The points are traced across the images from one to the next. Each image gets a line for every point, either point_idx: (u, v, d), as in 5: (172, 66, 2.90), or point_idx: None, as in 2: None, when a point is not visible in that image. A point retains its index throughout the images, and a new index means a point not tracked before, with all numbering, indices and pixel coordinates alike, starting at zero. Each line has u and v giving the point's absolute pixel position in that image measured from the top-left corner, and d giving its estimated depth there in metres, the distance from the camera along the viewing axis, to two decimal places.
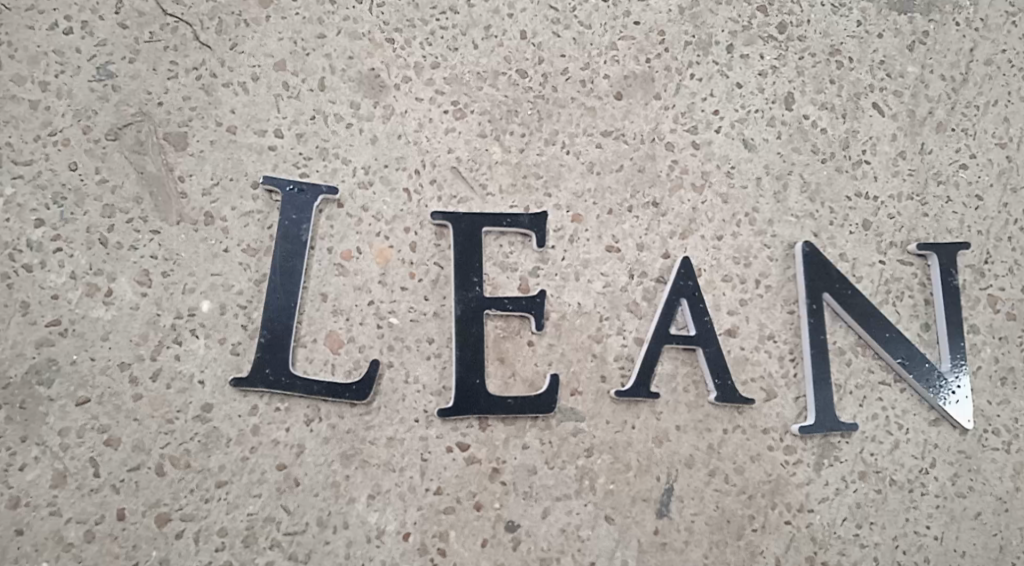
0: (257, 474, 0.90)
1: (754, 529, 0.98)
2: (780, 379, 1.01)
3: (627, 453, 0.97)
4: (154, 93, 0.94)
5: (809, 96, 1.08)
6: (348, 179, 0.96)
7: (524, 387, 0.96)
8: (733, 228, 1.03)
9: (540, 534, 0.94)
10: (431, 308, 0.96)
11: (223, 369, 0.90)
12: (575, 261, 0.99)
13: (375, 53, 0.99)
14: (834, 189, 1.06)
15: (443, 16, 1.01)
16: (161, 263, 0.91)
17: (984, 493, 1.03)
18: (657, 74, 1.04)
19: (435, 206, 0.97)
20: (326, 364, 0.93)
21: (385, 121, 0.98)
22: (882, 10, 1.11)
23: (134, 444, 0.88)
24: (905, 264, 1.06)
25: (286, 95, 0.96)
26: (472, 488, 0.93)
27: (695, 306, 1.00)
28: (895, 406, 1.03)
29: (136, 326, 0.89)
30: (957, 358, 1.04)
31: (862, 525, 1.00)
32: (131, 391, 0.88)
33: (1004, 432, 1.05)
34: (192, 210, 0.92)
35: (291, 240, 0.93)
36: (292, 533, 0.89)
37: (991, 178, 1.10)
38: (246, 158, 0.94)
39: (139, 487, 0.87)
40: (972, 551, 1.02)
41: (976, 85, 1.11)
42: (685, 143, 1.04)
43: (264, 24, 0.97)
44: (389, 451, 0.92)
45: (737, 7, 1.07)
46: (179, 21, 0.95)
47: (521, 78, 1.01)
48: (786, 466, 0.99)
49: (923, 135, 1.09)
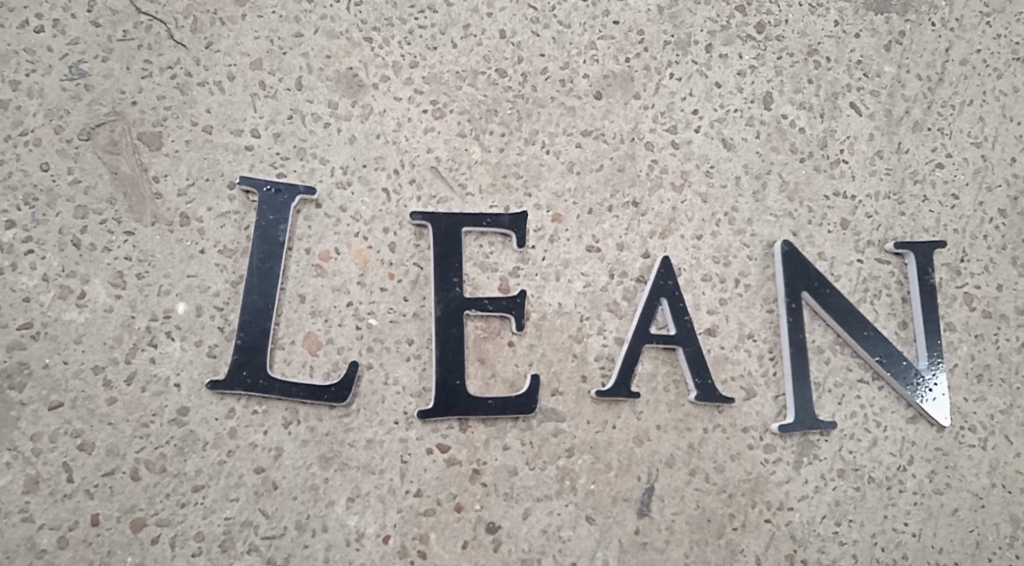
0: (235, 478, 0.89)
1: (734, 528, 0.98)
2: (760, 378, 1.02)
3: (607, 453, 0.97)
4: (128, 92, 0.92)
5: (788, 95, 1.08)
6: (326, 180, 0.95)
7: (504, 387, 0.96)
8: (713, 228, 1.03)
9: (521, 535, 0.94)
10: (410, 308, 0.95)
11: (200, 372, 0.89)
12: (555, 261, 0.99)
13: (353, 52, 0.98)
14: (812, 188, 1.07)
15: (422, 15, 1.00)
16: (136, 265, 0.90)
17: (961, 489, 1.04)
18: (636, 74, 1.04)
19: (414, 206, 0.97)
20: (305, 366, 0.92)
21: (363, 121, 0.97)
22: (859, 10, 1.11)
23: (109, 449, 0.87)
24: (883, 263, 1.07)
25: (262, 94, 0.95)
26: (453, 489, 0.93)
27: (675, 305, 1.00)
28: (873, 404, 1.04)
29: (110, 329, 0.88)
30: (934, 356, 1.05)
31: (841, 523, 1.01)
32: (105, 395, 0.87)
33: (980, 429, 1.06)
34: (167, 211, 0.91)
35: (269, 240, 0.92)
36: (270, 537, 0.89)
37: (967, 177, 1.11)
38: (222, 158, 0.93)
39: (113, 492, 0.86)
40: (950, 547, 1.03)
41: (951, 85, 1.12)
42: (665, 143, 1.04)
43: (240, 22, 0.96)
44: (369, 453, 0.92)
45: (716, 7, 1.07)
46: (153, 20, 0.94)
47: (500, 77, 1.01)
48: (765, 465, 1.00)
49: (900, 134, 1.10)
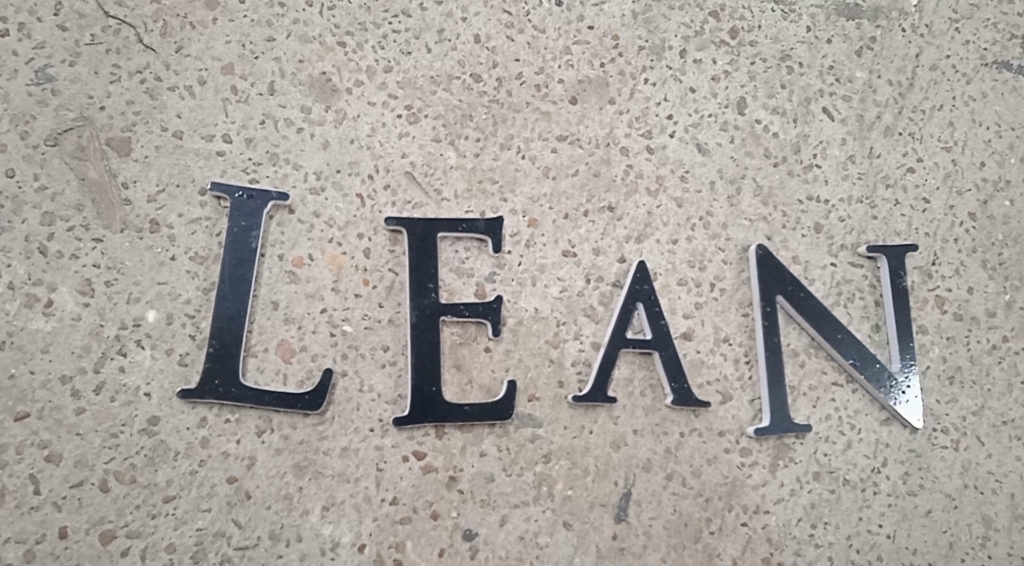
0: (207, 488, 0.87)
1: (711, 531, 0.98)
2: (736, 382, 1.02)
3: (584, 458, 0.97)
4: (96, 97, 0.91)
5: (761, 100, 1.09)
6: (299, 185, 0.94)
7: (481, 394, 0.95)
8: (688, 232, 1.04)
9: (498, 542, 0.93)
10: (385, 315, 0.94)
11: (170, 381, 0.88)
12: (532, 266, 0.99)
13: (327, 56, 0.97)
14: (786, 193, 1.08)
15: (396, 20, 0.99)
16: (104, 272, 0.88)
17: (934, 491, 1.05)
18: (612, 79, 1.04)
19: (389, 212, 0.96)
20: (278, 374, 0.91)
21: (337, 126, 0.96)
22: (831, 16, 1.12)
23: (76, 460, 0.85)
24: (856, 266, 1.08)
25: (234, 98, 0.94)
26: (429, 497, 0.92)
27: (651, 310, 1.00)
28: (847, 407, 1.04)
29: (78, 337, 0.86)
30: (907, 358, 1.06)
31: (817, 525, 1.01)
32: (72, 405, 0.85)
33: (953, 430, 1.07)
34: (137, 218, 0.90)
35: (241, 247, 0.91)
36: (243, 548, 0.87)
37: (938, 181, 1.12)
38: (193, 163, 0.92)
39: (82, 504, 0.84)
40: (924, 548, 1.04)
41: (922, 91, 1.13)
42: (640, 147, 1.04)
43: (211, 27, 0.95)
44: (344, 461, 0.91)
45: (690, 12, 1.08)
46: (121, 24, 0.93)
47: (475, 82, 1.01)
48: (742, 468, 1.00)
49: (872, 139, 1.11)
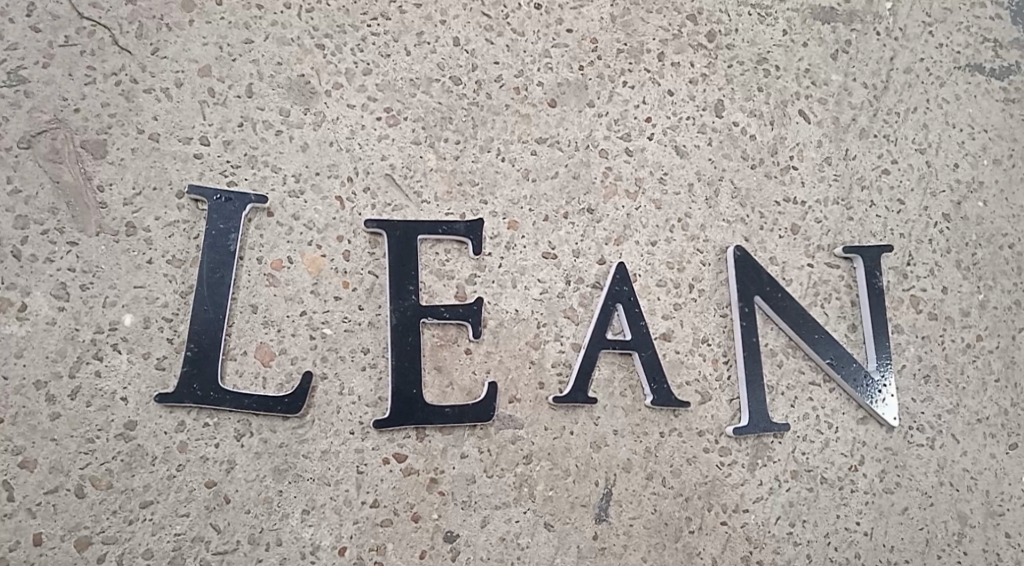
0: (185, 493, 0.87)
1: (691, 531, 0.99)
2: (715, 382, 1.03)
3: (565, 459, 0.97)
4: (70, 99, 0.90)
5: (739, 103, 1.10)
6: (278, 188, 0.94)
7: (461, 395, 0.95)
8: (667, 234, 1.04)
9: (479, 543, 0.93)
10: (365, 317, 0.94)
11: (148, 385, 0.87)
12: (512, 267, 0.99)
13: (305, 58, 0.97)
14: (763, 194, 1.09)
15: (374, 22, 0.99)
16: (80, 275, 0.87)
17: (911, 488, 1.06)
18: (590, 82, 1.05)
19: (369, 214, 0.96)
20: (257, 377, 0.90)
21: (316, 128, 0.96)
22: (806, 19, 1.14)
23: (51, 466, 0.84)
24: (833, 267, 1.09)
25: (211, 101, 0.93)
26: (410, 499, 0.92)
27: (630, 311, 1.00)
28: (825, 406, 1.05)
29: (53, 342, 0.86)
30: (883, 357, 1.07)
31: (795, 524, 1.02)
32: (47, 410, 0.84)
33: (928, 428, 1.08)
34: (113, 220, 0.89)
35: (219, 250, 0.91)
36: (222, 552, 0.87)
37: (913, 182, 1.14)
38: (170, 166, 0.91)
39: (57, 510, 0.84)
40: (901, 545, 1.05)
41: (896, 93, 1.15)
42: (619, 150, 1.05)
43: (188, 29, 0.94)
44: (324, 464, 0.90)
45: (667, 16, 1.08)
46: (96, 25, 0.92)
47: (454, 84, 1.01)
48: (721, 467, 1.01)
49: (848, 141, 1.12)
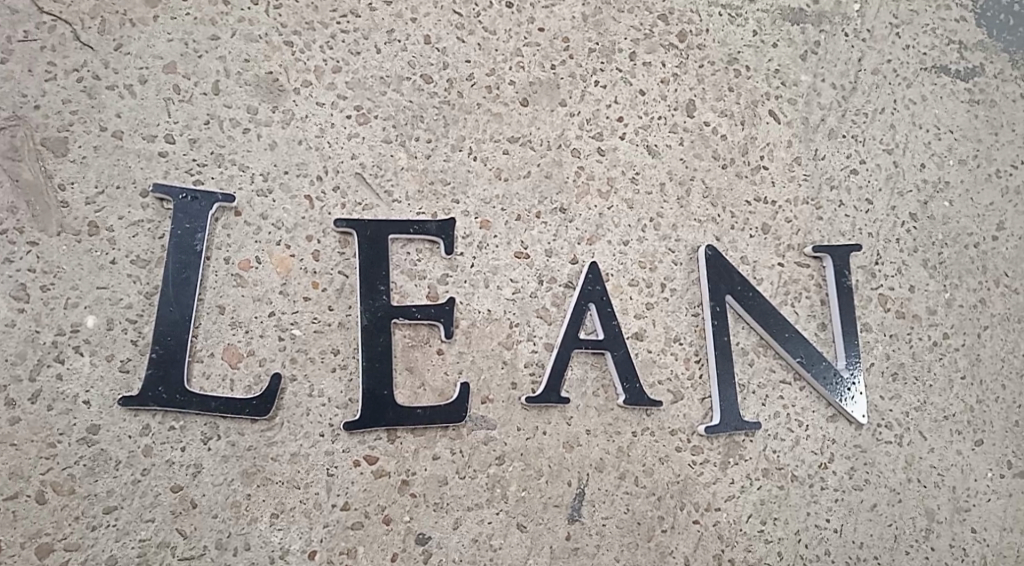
0: (150, 498, 0.85)
1: (664, 530, 0.99)
2: (687, 381, 1.03)
3: (538, 459, 0.97)
4: (30, 95, 0.88)
5: (709, 103, 1.10)
6: (245, 187, 0.92)
7: (433, 396, 0.95)
8: (639, 233, 1.04)
9: (451, 545, 0.93)
10: (335, 318, 0.93)
11: (111, 388, 0.85)
12: (484, 267, 0.98)
13: (273, 56, 0.95)
14: (734, 193, 1.09)
15: (344, 19, 0.98)
16: (40, 276, 0.85)
17: (879, 485, 1.08)
18: (562, 81, 1.05)
19: (339, 214, 0.95)
20: (224, 379, 0.89)
21: (284, 127, 0.95)
22: (776, 20, 1.14)
23: (11, 471, 0.82)
24: (803, 265, 1.10)
25: (177, 98, 0.92)
26: (381, 502, 0.91)
27: (603, 310, 1.00)
28: (795, 404, 1.06)
29: (12, 344, 0.83)
30: (852, 356, 1.08)
31: (766, 522, 1.03)
32: (6, 415, 0.82)
33: (896, 426, 1.09)
34: (75, 220, 0.87)
35: (185, 250, 0.89)
36: (188, 558, 0.85)
37: (881, 182, 1.15)
38: (134, 164, 0.89)
39: (16, 517, 0.82)
40: (870, 542, 1.06)
41: (864, 94, 1.16)
42: (591, 149, 1.05)
43: (152, 25, 0.92)
44: (293, 467, 0.89)
45: (638, 15, 1.09)
46: (57, 20, 0.90)
47: (425, 83, 1.00)
48: (693, 466, 1.01)
49: (817, 141, 1.13)
